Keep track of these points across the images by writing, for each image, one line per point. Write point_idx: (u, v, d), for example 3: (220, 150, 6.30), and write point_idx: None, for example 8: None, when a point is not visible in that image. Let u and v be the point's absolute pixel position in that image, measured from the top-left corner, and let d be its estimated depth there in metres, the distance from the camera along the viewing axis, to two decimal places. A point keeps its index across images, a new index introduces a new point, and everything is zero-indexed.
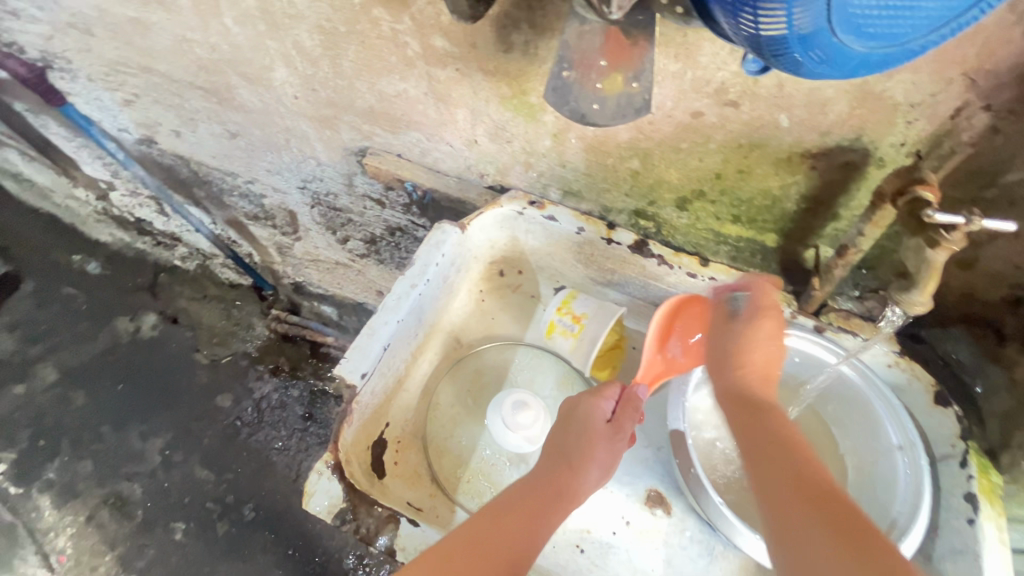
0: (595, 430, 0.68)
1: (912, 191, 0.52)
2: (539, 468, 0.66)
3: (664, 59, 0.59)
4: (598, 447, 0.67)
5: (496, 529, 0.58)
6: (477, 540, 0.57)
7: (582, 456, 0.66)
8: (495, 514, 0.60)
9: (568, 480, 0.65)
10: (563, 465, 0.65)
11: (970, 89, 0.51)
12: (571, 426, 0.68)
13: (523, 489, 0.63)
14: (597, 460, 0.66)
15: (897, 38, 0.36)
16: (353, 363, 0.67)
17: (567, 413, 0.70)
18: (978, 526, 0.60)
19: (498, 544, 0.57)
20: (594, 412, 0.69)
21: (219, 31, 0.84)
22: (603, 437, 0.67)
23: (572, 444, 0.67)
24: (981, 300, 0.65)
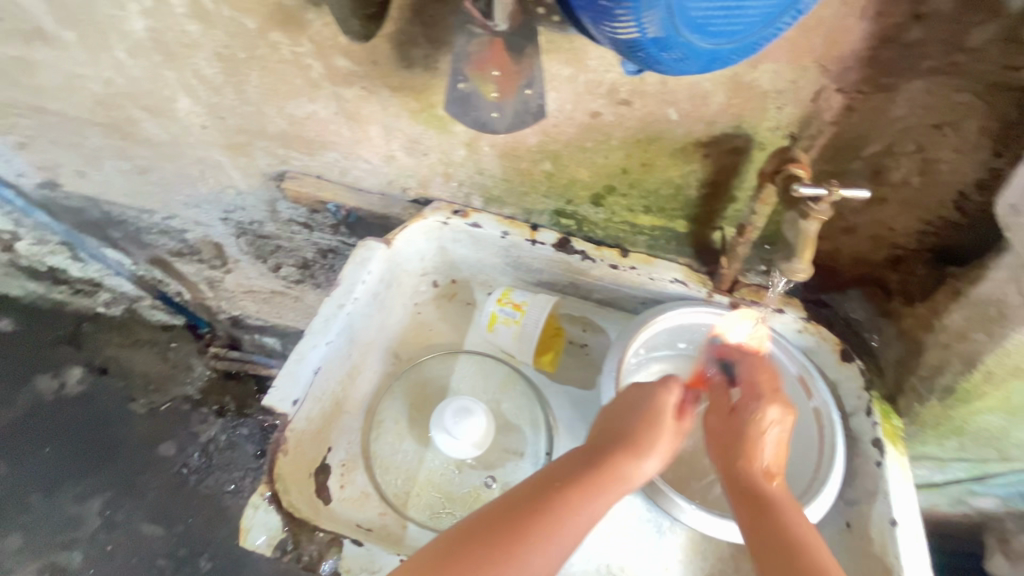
0: (662, 420, 0.65)
1: (787, 169, 0.58)
2: (598, 445, 0.64)
3: (556, 65, 0.62)
4: (665, 435, 0.64)
5: (552, 508, 0.57)
6: (530, 515, 0.57)
7: (647, 441, 0.63)
8: (555, 497, 0.58)
9: (629, 464, 0.62)
10: (627, 448, 0.63)
11: (825, 75, 0.58)
12: (637, 407, 0.66)
13: (585, 468, 0.61)
14: (661, 449, 0.64)
15: (731, 35, 0.40)
16: (282, 391, 0.66)
17: (633, 397, 0.67)
18: (885, 467, 0.66)
19: (554, 527, 0.56)
20: (663, 403, 0.66)
21: (112, 65, 0.81)
22: (670, 428, 0.65)
23: (638, 432, 0.64)
24: (868, 262, 0.72)
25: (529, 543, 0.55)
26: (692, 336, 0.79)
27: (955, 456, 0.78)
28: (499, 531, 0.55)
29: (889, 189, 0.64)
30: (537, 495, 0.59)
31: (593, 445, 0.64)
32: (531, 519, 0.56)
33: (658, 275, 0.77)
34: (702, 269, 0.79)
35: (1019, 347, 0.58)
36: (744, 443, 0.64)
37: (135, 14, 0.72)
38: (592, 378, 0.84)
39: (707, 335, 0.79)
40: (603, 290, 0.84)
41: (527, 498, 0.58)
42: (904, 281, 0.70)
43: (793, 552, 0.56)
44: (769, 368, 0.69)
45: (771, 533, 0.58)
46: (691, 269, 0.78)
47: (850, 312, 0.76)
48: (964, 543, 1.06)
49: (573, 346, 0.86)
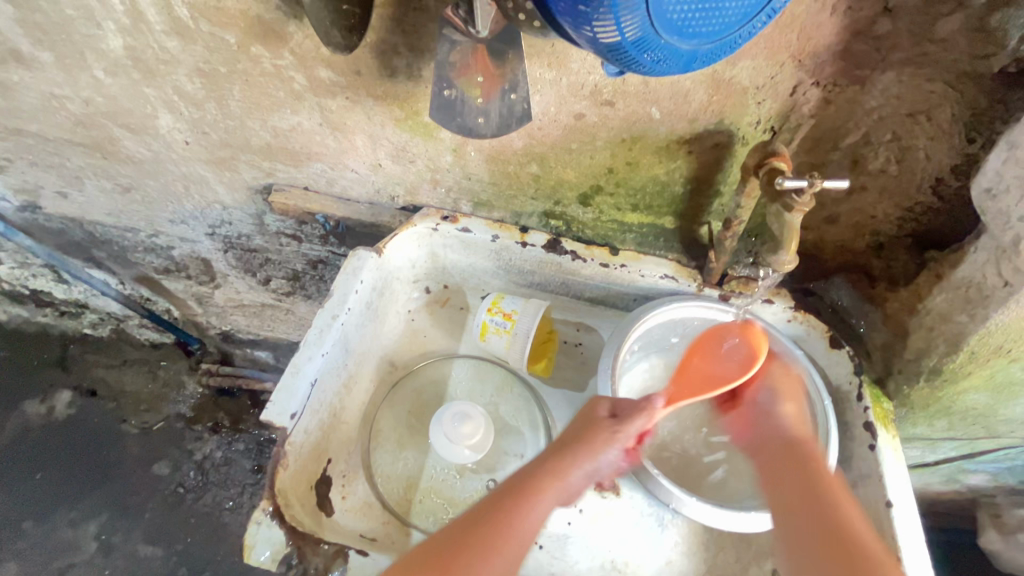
0: (598, 422, 0.69)
1: (769, 163, 0.59)
2: (545, 456, 0.68)
3: (539, 68, 0.63)
4: (599, 438, 0.67)
5: (505, 514, 0.61)
6: (486, 521, 0.60)
7: (585, 444, 0.67)
8: (492, 505, 0.62)
9: (561, 470, 0.66)
10: (567, 455, 0.67)
11: (801, 69, 0.59)
12: (574, 423, 0.71)
13: (532, 477, 0.65)
14: (597, 452, 0.67)
15: (709, 35, 0.41)
16: (280, 405, 0.65)
17: (576, 418, 0.71)
18: (878, 450, 0.68)
19: (501, 529, 0.59)
20: (596, 411, 0.70)
21: (91, 84, 0.80)
22: (605, 431, 0.68)
23: (575, 441, 0.68)
24: (851, 249, 0.74)
25: (485, 547, 0.58)
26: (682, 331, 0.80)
27: (945, 435, 0.79)
28: (477, 530, 0.59)
29: (868, 178, 0.66)
30: (492, 502, 0.62)
31: (544, 456, 0.68)
32: (488, 520, 0.60)
33: (649, 272, 0.79)
34: (691, 265, 0.80)
35: (1000, 326, 0.60)
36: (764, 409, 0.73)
37: (112, 32, 0.71)
38: (587, 376, 0.85)
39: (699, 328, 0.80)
40: (592, 289, 0.85)
41: (485, 505, 0.62)
42: (887, 267, 0.72)
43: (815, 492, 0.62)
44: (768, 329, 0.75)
45: (796, 489, 0.64)
46: (681, 264, 0.79)
47: (836, 299, 0.77)
48: (956, 518, 1.08)
49: (568, 346, 0.87)
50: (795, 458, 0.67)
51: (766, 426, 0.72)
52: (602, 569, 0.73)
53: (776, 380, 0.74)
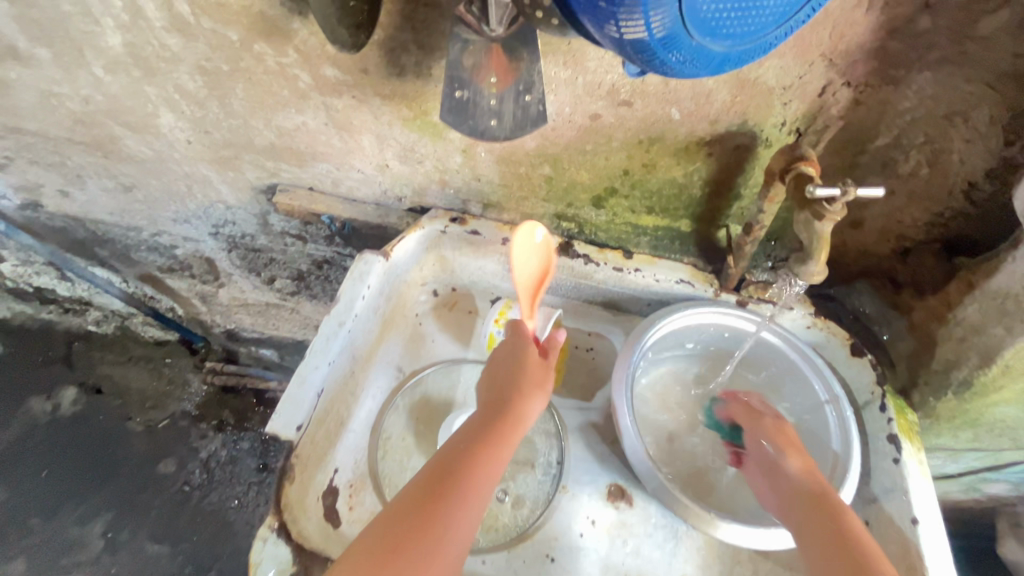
0: (532, 362, 0.68)
1: (795, 168, 0.56)
2: (489, 397, 0.65)
3: (554, 67, 0.60)
4: (535, 370, 0.67)
5: (477, 458, 0.58)
6: (465, 467, 0.57)
7: (528, 379, 0.66)
8: (456, 455, 0.58)
9: (513, 405, 0.64)
10: (517, 391, 0.65)
11: (831, 69, 0.57)
12: (504, 358, 0.69)
13: (487, 421, 0.62)
14: (538, 384, 0.66)
15: (743, 36, 0.38)
16: (285, 417, 0.63)
17: (501, 356, 0.69)
18: (903, 464, 0.66)
19: (480, 474, 0.57)
20: (527, 347, 0.69)
21: (89, 82, 0.78)
22: (538, 364, 0.68)
23: (516, 374, 0.66)
24: (875, 254, 0.72)
25: (469, 492, 0.55)
26: (698, 336, 0.78)
27: (968, 447, 0.77)
28: (423, 497, 0.54)
29: (897, 181, 0.64)
30: (464, 446, 0.59)
31: (488, 395, 0.66)
32: (466, 466, 0.57)
33: (663, 277, 0.76)
34: (707, 268, 0.78)
35: None
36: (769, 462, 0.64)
37: (110, 29, 0.69)
38: (597, 383, 0.83)
39: (715, 334, 0.78)
40: (605, 293, 0.82)
41: (458, 450, 0.58)
42: (914, 273, 0.69)
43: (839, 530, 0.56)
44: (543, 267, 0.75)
45: (828, 549, 0.55)
46: (697, 269, 0.77)
47: (859, 306, 0.76)
48: (972, 525, 1.06)
49: (580, 351, 0.84)
50: (823, 510, 0.58)
51: (773, 484, 0.63)
52: None
53: (774, 435, 0.66)
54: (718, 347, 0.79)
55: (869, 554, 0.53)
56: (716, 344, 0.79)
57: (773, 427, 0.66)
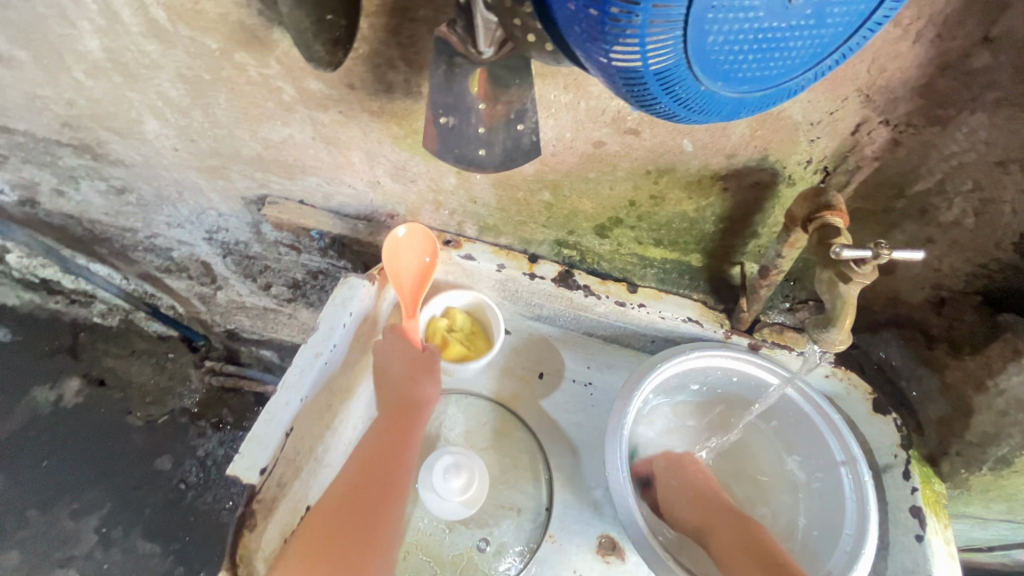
0: (415, 354, 0.72)
1: (821, 218, 0.50)
2: (382, 393, 0.71)
3: (553, 90, 0.54)
4: (422, 360, 0.72)
5: (377, 462, 0.65)
6: (372, 471, 0.64)
7: (417, 373, 0.71)
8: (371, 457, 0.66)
9: (409, 394, 0.70)
10: (408, 387, 0.71)
11: (868, 105, 0.51)
12: (387, 359, 0.72)
13: (387, 424, 0.69)
14: (427, 373, 0.72)
15: (763, 81, 0.33)
16: (248, 459, 0.59)
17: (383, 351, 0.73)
18: (926, 543, 0.59)
19: (394, 469, 0.65)
20: (410, 344, 0.72)
21: (72, 86, 0.74)
22: (423, 355, 0.72)
23: (406, 370, 0.71)
24: (907, 304, 0.65)
25: (387, 486, 0.64)
26: (703, 379, 0.72)
27: (1001, 518, 0.69)
28: (347, 497, 0.62)
29: (936, 230, 0.57)
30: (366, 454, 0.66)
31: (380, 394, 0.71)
32: (375, 466, 0.65)
33: (670, 314, 0.71)
34: (718, 306, 0.72)
35: None
36: (676, 490, 0.70)
37: (87, 33, 0.65)
38: (594, 423, 0.77)
39: (723, 379, 0.71)
40: (608, 327, 0.76)
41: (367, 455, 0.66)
42: (948, 328, 0.62)
43: (750, 532, 0.63)
44: (423, 248, 0.73)
45: (738, 557, 0.61)
46: (706, 306, 0.71)
47: (885, 358, 0.69)
48: None
49: (577, 385, 0.79)
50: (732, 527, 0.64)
51: (684, 503, 0.69)
52: None
53: (670, 474, 0.72)
54: (727, 391, 0.73)
55: (769, 546, 0.61)
56: (724, 389, 0.73)
57: (666, 469, 0.72)
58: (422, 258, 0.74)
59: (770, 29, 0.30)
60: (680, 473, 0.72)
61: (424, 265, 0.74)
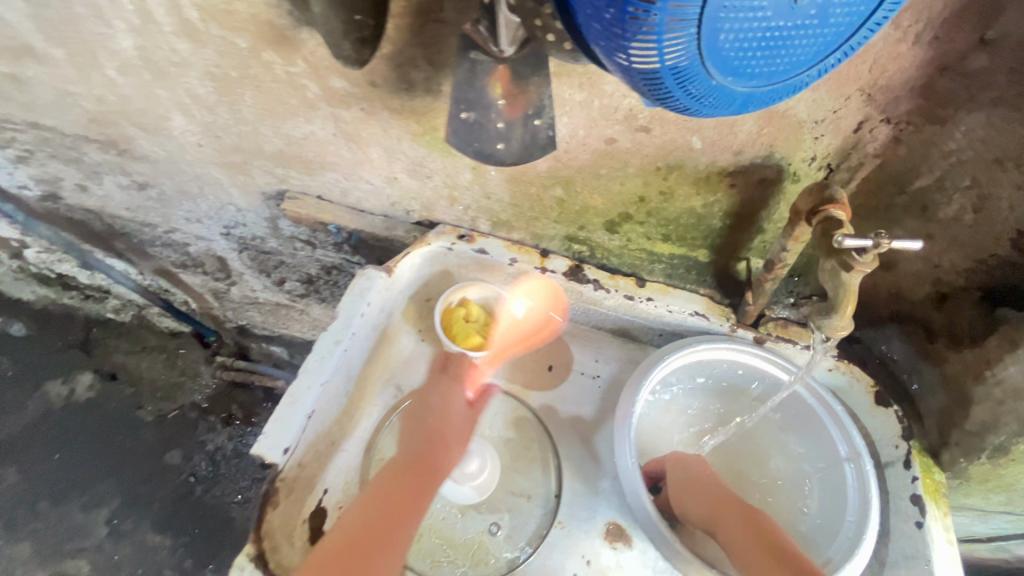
0: (449, 416, 0.76)
1: (825, 211, 0.52)
2: (408, 448, 0.74)
3: (569, 89, 0.57)
4: (454, 421, 0.76)
5: (384, 516, 0.67)
6: (379, 524, 0.66)
7: (446, 434, 0.75)
8: (378, 508, 0.68)
9: (434, 456, 0.73)
10: (433, 445, 0.74)
11: (870, 104, 0.54)
12: (426, 409, 0.77)
13: (402, 478, 0.71)
14: (456, 437, 0.74)
15: (771, 76, 0.35)
16: (272, 439, 0.62)
17: (422, 397, 0.78)
18: (926, 530, 0.61)
19: (395, 525, 0.67)
20: (451, 399, 0.77)
21: (103, 83, 0.77)
22: (460, 416, 0.77)
23: (437, 427, 0.75)
24: (909, 299, 0.67)
25: (384, 542, 0.65)
26: (709, 371, 0.74)
27: (1000, 510, 0.71)
28: (343, 548, 0.63)
29: (936, 226, 0.59)
30: (377, 504, 0.68)
31: (405, 447, 0.74)
32: (378, 520, 0.66)
33: (677, 308, 0.73)
34: (724, 301, 0.74)
35: None
36: (688, 487, 0.70)
37: (122, 32, 0.68)
38: (602, 414, 0.79)
39: (729, 371, 0.74)
40: (616, 320, 0.79)
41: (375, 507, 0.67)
42: (949, 322, 0.63)
43: (761, 528, 0.65)
44: (555, 309, 0.79)
45: (756, 554, 0.63)
46: (713, 301, 0.73)
47: (887, 352, 0.71)
48: None
49: (586, 378, 0.81)
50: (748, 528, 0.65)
51: (696, 501, 0.69)
52: None
53: (682, 472, 0.71)
54: (732, 384, 0.75)
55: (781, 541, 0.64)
56: (729, 381, 0.75)
57: (677, 466, 0.71)
58: (549, 314, 0.79)
59: (777, 27, 0.32)
60: (690, 469, 0.71)
61: (547, 319, 0.80)
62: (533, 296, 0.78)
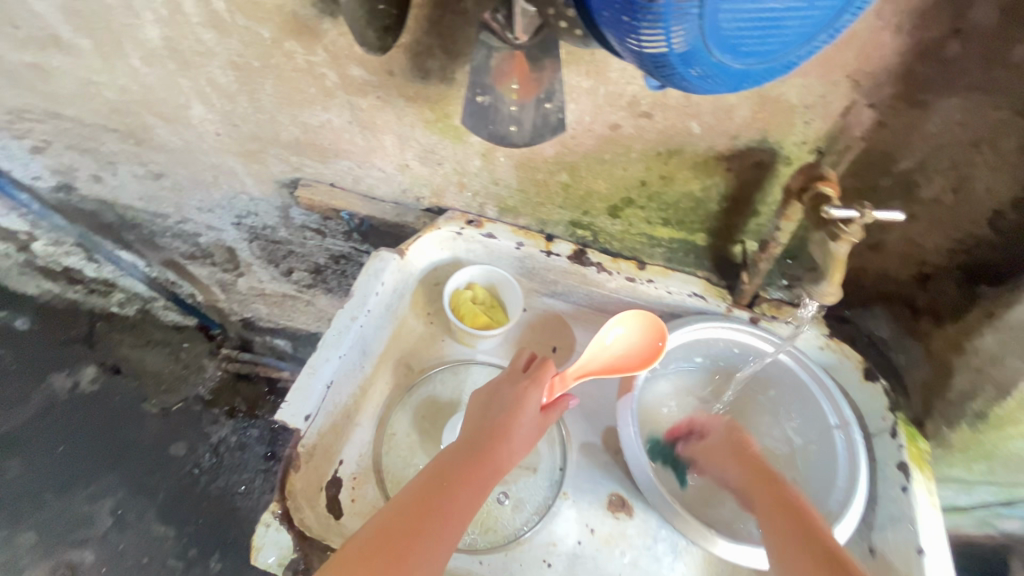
0: (518, 411, 0.67)
1: (814, 187, 0.56)
2: (469, 439, 0.65)
3: (576, 76, 0.61)
4: (524, 418, 0.67)
5: (438, 505, 0.59)
6: (428, 516, 0.58)
7: (512, 429, 0.66)
8: (432, 499, 0.59)
9: (497, 451, 0.64)
10: (494, 436, 0.65)
11: (856, 90, 0.58)
12: (495, 401, 0.68)
13: (463, 470, 0.62)
14: (522, 437, 0.66)
15: (763, 55, 0.39)
16: (295, 406, 0.65)
17: (493, 391, 0.70)
18: (911, 493, 0.64)
19: (449, 522, 0.58)
20: (524, 396, 0.68)
21: (127, 72, 0.81)
22: (531, 415, 0.68)
23: (504, 421, 0.66)
24: (895, 279, 0.71)
25: (435, 538, 0.57)
26: (707, 351, 0.78)
27: (982, 480, 0.75)
28: (390, 538, 0.56)
29: (919, 206, 0.64)
30: (430, 491, 0.60)
31: (465, 437, 0.65)
32: (430, 514, 0.58)
33: (675, 289, 0.76)
34: (721, 283, 0.78)
35: None
36: (720, 454, 0.68)
37: (149, 23, 0.71)
38: (604, 391, 0.82)
39: (725, 350, 0.77)
40: (618, 303, 0.82)
41: (427, 497, 0.59)
42: (933, 300, 0.68)
43: (788, 500, 0.60)
44: (656, 331, 0.70)
45: (775, 526, 0.59)
46: (710, 283, 0.77)
47: (874, 330, 0.75)
48: None
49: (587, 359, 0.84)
50: (774, 509, 0.60)
51: (727, 469, 0.67)
52: None
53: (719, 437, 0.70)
54: (727, 363, 0.79)
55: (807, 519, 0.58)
56: (726, 360, 0.78)
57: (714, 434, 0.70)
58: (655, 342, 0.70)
59: (769, 9, 0.36)
60: (726, 440, 0.69)
61: (656, 348, 0.69)
62: (629, 325, 0.71)
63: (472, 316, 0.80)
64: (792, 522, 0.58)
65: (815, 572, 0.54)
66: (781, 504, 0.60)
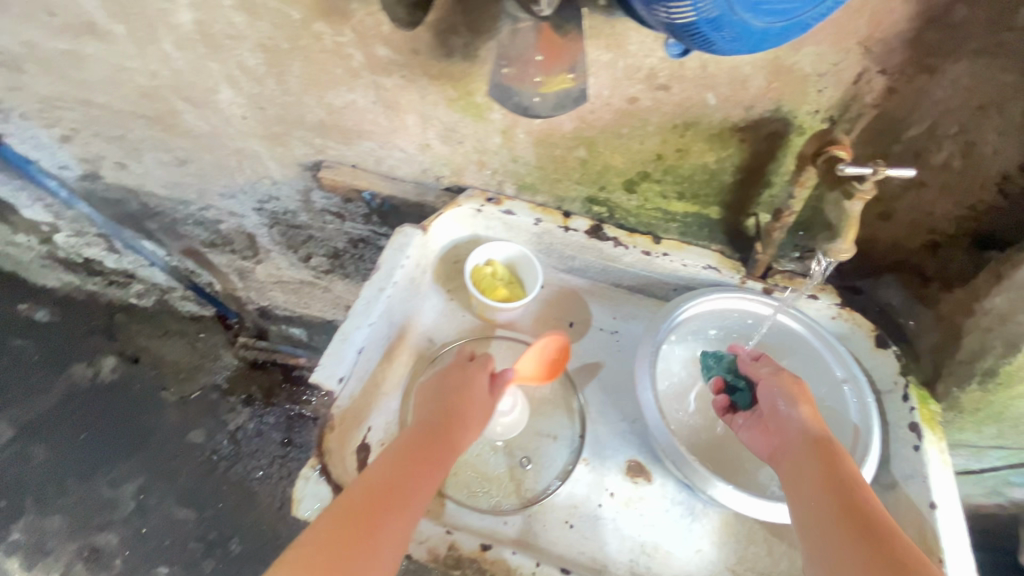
0: (472, 395, 0.68)
1: (828, 151, 0.58)
2: (426, 418, 0.65)
3: (596, 50, 0.63)
4: (478, 400, 0.69)
5: (404, 478, 0.58)
6: (397, 490, 0.57)
7: (466, 410, 0.67)
8: (399, 474, 0.58)
9: (455, 432, 0.65)
10: (451, 416, 0.66)
11: (867, 57, 0.60)
12: (449, 384, 0.69)
13: (424, 446, 0.62)
14: (476, 418, 0.68)
15: (783, 13, 0.41)
16: (329, 369, 0.68)
17: (442, 377, 0.71)
18: (923, 451, 0.67)
19: (413, 496, 0.58)
20: (474, 381, 0.70)
21: (159, 57, 0.84)
22: (483, 398, 0.70)
23: (460, 402, 0.67)
24: (905, 248, 0.73)
25: (401, 510, 0.56)
26: (723, 323, 0.80)
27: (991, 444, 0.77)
28: (360, 511, 0.54)
29: (928, 172, 0.66)
30: (396, 466, 0.59)
31: (421, 416, 0.66)
32: (397, 488, 0.57)
33: (690, 262, 0.79)
34: (735, 255, 0.80)
35: None
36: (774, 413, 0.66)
37: (183, 7, 0.74)
38: (621, 362, 0.84)
39: (739, 321, 0.79)
40: (633, 277, 0.85)
41: (393, 471, 0.58)
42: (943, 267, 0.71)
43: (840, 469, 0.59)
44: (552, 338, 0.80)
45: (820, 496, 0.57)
46: (724, 256, 0.79)
47: (884, 298, 0.77)
48: (990, 534, 1.04)
49: (604, 332, 0.86)
50: (826, 479, 0.58)
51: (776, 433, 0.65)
52: (633, 553, 0.72)
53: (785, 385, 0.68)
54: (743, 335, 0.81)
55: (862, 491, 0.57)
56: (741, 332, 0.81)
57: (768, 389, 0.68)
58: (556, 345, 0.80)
59: None
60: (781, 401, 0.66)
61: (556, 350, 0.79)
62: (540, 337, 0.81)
63: (493, 291, 0.83)
64: (844, 492, 0.57)
65: (852, 544, 0.53)
66: (832, 477, 0.58)
